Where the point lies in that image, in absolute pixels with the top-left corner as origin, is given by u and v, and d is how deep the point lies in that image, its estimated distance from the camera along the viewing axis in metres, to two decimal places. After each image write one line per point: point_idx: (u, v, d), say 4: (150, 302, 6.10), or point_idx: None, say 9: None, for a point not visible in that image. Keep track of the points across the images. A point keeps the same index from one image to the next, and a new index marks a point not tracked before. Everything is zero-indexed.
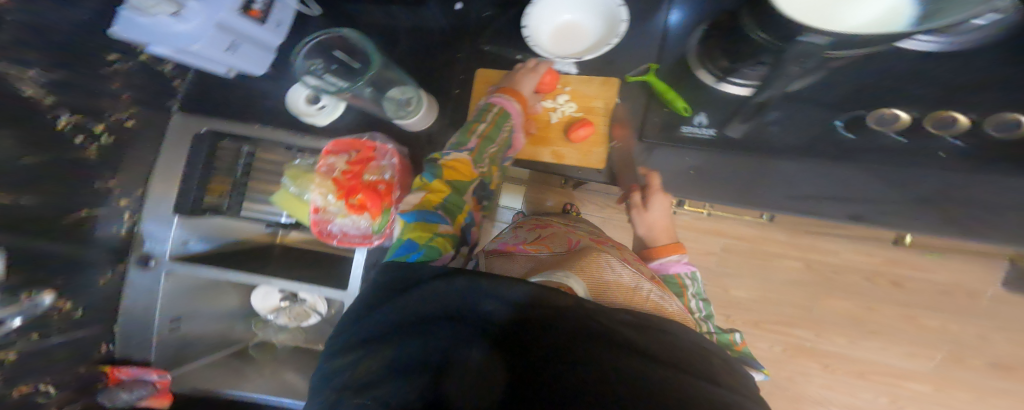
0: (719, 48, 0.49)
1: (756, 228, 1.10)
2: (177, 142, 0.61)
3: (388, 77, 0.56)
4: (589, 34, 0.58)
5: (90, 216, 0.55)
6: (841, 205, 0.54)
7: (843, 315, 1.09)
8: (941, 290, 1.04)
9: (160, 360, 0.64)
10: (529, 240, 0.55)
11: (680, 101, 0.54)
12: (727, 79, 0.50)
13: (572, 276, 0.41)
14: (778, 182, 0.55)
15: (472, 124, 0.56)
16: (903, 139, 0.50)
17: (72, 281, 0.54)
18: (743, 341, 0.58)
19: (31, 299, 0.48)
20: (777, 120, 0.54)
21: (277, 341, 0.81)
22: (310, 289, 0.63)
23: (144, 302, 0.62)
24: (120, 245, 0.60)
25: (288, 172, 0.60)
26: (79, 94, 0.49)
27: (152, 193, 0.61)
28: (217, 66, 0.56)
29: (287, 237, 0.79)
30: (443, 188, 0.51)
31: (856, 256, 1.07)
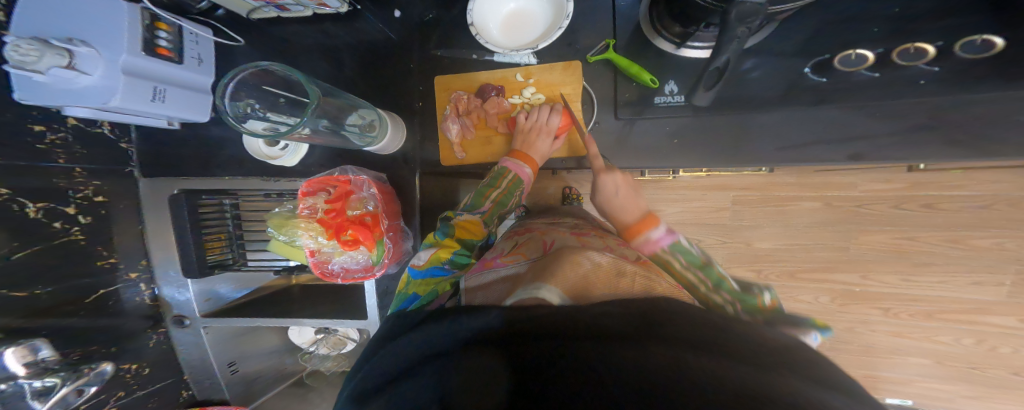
0: (664, 13, 0.44)
1: (761, 175, 1.01)
2: (158, 206, 0.60)
3: (337, 105, 0.52)
4: (538, 21, 0.54)
5: (110, 292, 0.56)
6: (840, 145, 0.46)
7: (886, 252, 0.99)
8: (980, 206, 0.92)
9: (234, 397, 0.70)
10: (506, 251, 0.51)
11: (646, 73, 0.48)
12: (686, 44, 0.46)
13: (545, 286, 0.36)
14: (761, 134, 0.48)
15: (486, 188, 0.56)
16: (875, 75, 0.42)
17: (123, 347, 0.57)
18: (771, 298, 0.43)
19: (94, 369, 0.49)
20: (756, 71, 0.46)
21: (325, 369, 0.80)
22: (335, 323, 0.63)
23: (197, 355, 0.66)
24: (150, 312, 0.62)
25: (272, 221, 0.58)
26: (34, 181, 0.47)
27: (156, 259, 0.61)
28: (156, 120, 0.54)
29: (303, 276, 0.78)
30: (452, 243, 0.51)
31: (875, 184, 0.96)
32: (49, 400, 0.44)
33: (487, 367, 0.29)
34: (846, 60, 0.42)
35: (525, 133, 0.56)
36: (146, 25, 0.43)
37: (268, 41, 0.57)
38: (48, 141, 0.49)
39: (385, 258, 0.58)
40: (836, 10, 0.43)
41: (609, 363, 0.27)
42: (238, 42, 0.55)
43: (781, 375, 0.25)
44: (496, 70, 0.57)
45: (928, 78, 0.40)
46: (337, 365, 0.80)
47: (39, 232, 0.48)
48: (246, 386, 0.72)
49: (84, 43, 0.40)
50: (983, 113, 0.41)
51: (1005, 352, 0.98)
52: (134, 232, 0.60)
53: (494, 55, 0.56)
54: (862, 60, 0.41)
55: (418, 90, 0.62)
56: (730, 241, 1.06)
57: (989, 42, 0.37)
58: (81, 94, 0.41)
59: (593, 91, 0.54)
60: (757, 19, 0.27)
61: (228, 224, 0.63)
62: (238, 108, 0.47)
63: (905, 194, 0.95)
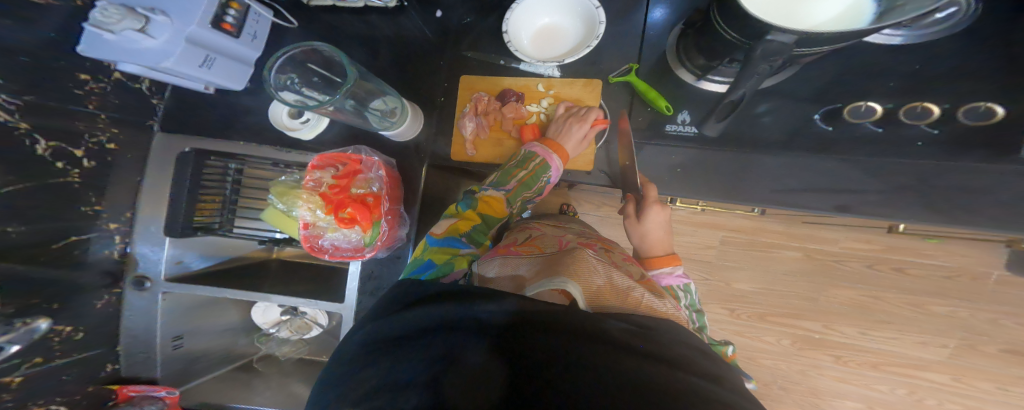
0: (692, 44, 0.49)
1: (750, 220, 1.09)
2: (161, 162, 0.59)
3: (369, 89, 0.54)
4: (569, 36, 0.58)
5: (79, 241, 0.53)
6: (829, 196, 0.52)
7: (849, 306, 1.08)
8: (945, 275, 1.03)
9: (166, 377, 0.66)
10: (520, 241, 0.54)
11: (662, 100, 0.52)
12: (706, 77, 0.51)
13: (570, 283, 0.39)
14: (761, 177, 0.54)
15: (513, 170, 0.57)
16: (880, 129, 0.49)
17: (72, 304, 0.53)
18: (733, 353, 0.56)
19: (28, 325, 0.46)
20: (768, 111, 0.53)
21: (280, 354, 0.80)
22: (310, 303, 0.62)
23: (143, 324, 0.62)
24: (112, 269, 0.59)
25: (276, 189, 0.60)
26: (60, 118, 0.47)
27: (142, 214, 0.59)
28: (192, 82, 0.56)
29: (284, 251, 0.78)
30: (474, 216, 0.55)
31: (857, 244, 1.06)
32: None
33: (485, 363, 0.31)
34: (856, 112, 0.49)
35: (562, 121, 0.57)
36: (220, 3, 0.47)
37: (318, 25, 0.61)
38: (88, 88, 0.50)
39: (378, 240, 0.60)
40: (811, 81, 0.51)
41: (614, 371, 0.29)
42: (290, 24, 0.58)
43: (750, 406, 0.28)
44: (520, 77, 0.61)
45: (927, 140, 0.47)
46: (293, 350, 0.81)
47: (46, 170, 0.47)
48: (184, 365, 0.68)
49: (162, 13, 0.43)
50: (945, 183, 0.48)
51: (932, 404, 1.06)
52: (132, 186, 0.58)
53: (520, 63, 0.61)
54: (870, 112, 0.48)
55: (443, 87, 0.65)
56: (712, 279, 1.13)
57: (992, 111, 0.43)
58: (140, 53, 0.44)
59: (610, 109, 0.59)
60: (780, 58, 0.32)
61: (225, 188, 0.64)
62: (280, 79, 0.50)
63: (880, 255, 1.06)
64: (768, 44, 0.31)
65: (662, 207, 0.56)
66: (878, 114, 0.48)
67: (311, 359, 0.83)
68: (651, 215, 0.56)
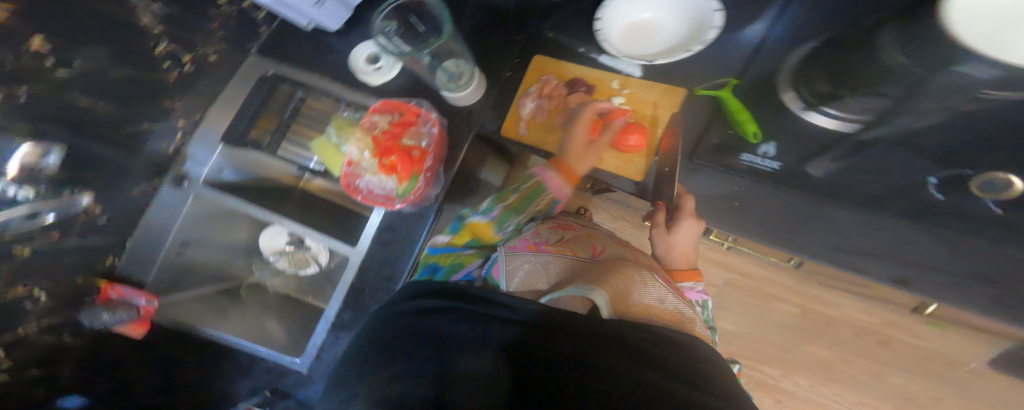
0: (818, 70, 0.51)
1: (764, 269, 1.05)
2: (243, 80, 0.64)
3: (450, 49, 0.58)
4: (666, 37, 0.57)
5: (149, 130, 0.57)
6: (892, 267, 0.52)
7: (815, 362, 1.06)
8: (926, 357, 0.99)
9: (154, 284, 0.64)
10: (552, 240, 0.56)
11: (752, 126, 0.53)
12: (819, 107, 0.52)
13: (596, 289, 0.41)
14: (832, 231, 0.54)
15: (505, 192, 0.58)
16: (942, 196, 0.50)
17: (109, 184, 0.54)
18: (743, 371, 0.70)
19: (71, 198, 0.50)
20: (837, 163, 0.53)
21: (270, 284, 0.85)
22: (320, 237, 0.67)
23: (161, 222, 0.63)
24: (160, 163, 0.61)
25: (334, 122, 0.63)
26: (179, 25, 0.54)
27: (208, 118, 0.63)
28: (299, 17, 0.64)
29: (311, 183, 0.79)
30: (467, 234, 0.57)
31: (857, 313, 1.01)
32: None
33: (496, 368, 0.34)
34: (990, 185, 0.48)
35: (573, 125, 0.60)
36: None
37: None
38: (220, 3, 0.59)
39: (411, 195, 0.63)
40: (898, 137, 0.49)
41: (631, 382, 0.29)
42: None
43: None
44: (597, 69, 0.62)
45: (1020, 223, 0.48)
46: (282, 285, 0.85)
47: (153, 65, 0.53)
48: (176, 275, 0.67)
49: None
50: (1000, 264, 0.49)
51: None
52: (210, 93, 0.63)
53: (602, 55, 0.63)
54: (1011, 186, 0.47)
55: (512, 62, 0.65)
56: None
57: None
58: None
59: (682, 122, 0.58)
60: None
61: (283, 113, 0.66)
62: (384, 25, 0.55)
63: (880, 329, 1.01)
64: None
65: (693, 219, 0.56)
66: (1017, 190, 0.47)
67: (295, 296, 0.85)
68: (682, 226, 0.56)
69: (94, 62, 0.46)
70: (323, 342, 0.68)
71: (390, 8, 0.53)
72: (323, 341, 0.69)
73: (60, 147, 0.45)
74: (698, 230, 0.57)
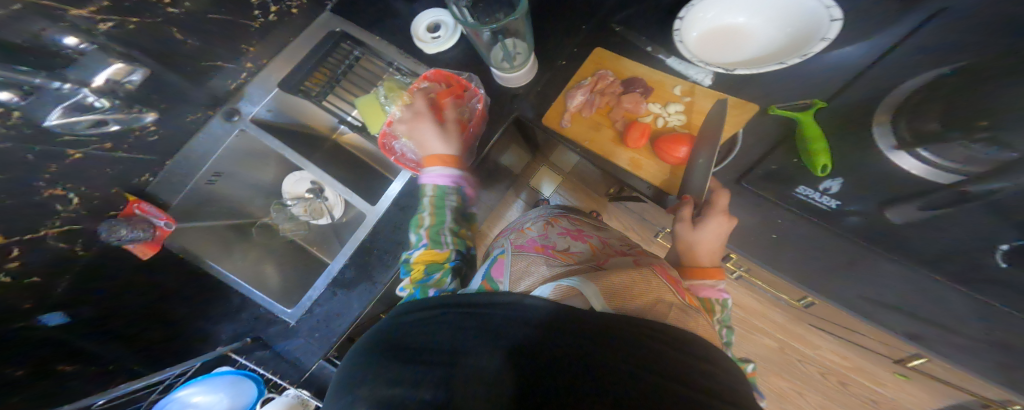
0: (934, 105, 0.47)
1: (760, 301, 1.01)
2: (313, 32, 0.69)
3: (515, 28, 0.56)
4: (758, 45, 0.54)
5: (215, 65, 0.65)
6: (901, 319, 0.49)
7: (771, 392, 1.02)
8: (874, 400, 0.95)
9: (179, 207, 0.69)
10: (561, 246, 0.52)
11: (824, 159, 0.50)
12: (912, 149, 0.49)
13: (586, 282, 0.38)
14: (861, 282, 0.51)
15: (419, 216, 0.54)
16: (1006, 264, 0.47)
17: (173, 108, 0.63)
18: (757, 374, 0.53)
19: (134, 114, 0.58)
20: (898, 214, 0.50)
21: (283, 228, 0.83)
22: (337, 186, 0.71)
23: (204, 151, 0.69)
24: (220, 96, 0.68)
25: (386, 83, 0.65)
26: None
27: (272, 65, 0.70)
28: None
29: (344, 137, 0.81)
30: (420, 266, 0.48)
31: (832, 355, 0.96)
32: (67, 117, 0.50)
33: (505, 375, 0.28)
34: None
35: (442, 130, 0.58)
36: None
37: None
38: None
39: None
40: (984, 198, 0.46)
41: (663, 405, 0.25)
42: None
43: None
44: (659, 72, 0.61)
45: None
46: (297, 229, 0.84)
47: None
48: (200, 201, 0.72)
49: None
50: None
51: None
52: (282, 41, 0.70)
53: (671, 58, 0.61)
54: None
55: (569, 52, 0.64)
56: None
57: None
58: None
59: (738, 142, 0.57)
60: None
61: (339, 68, 0.69)
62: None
63: (845, 371, 0.96)
64: None
65: (725, 217, 0.50)
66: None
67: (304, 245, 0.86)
68: (710, 224, 0.49)
69: None
70: (318, 296, 0.65)
71: None
72: (320, 295, 0.65)
73: (144, 71, 0.57)
74: (728, 226, 0.50)
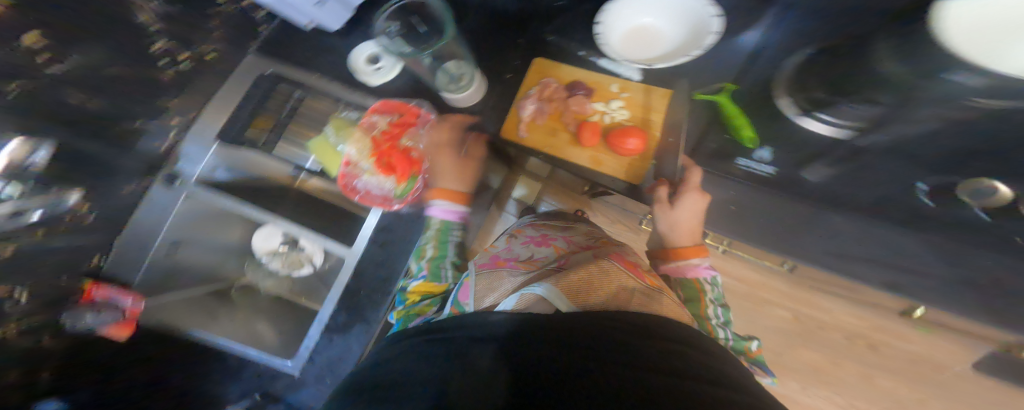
0: (813, 73, 0.52)
1: (760, 274, 1.03)
2: (242, 78, 0.64)
3: (450, 50, 0.57)
4: (666, 42, 0.57)
5: (141, 128, 0.57)
6: (885, 272, 0.55)
7: (810, 368, 1.03)
8: (908, 358, 0.97)
9: (142, 285, 0.63)
10: (522, 257, 0.55)
11: (749, 135, 0.56)
12: (814, 113, 0.52)
13: (546, 283, 0.42)
14: (821, 235, 0.57)
15: (420, 248, 0.59)
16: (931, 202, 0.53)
17: (103, 183, 0.55)
18: (758, 348, 0.53)
19: (59, 196, 0.49)
20: (825, 175, 0.56)
21: (263, 286, 0.83)
22: (314, 238, 0.67)
23: (152, 222, 0.62)
24: (153, 160, 0.61)
25: (334, 122, 0.62)
26: (182, 26, 0.56)
27: (203, 117, 0.62)
28: (300, 16, 0.63)
29: (306, 183, 0.77)
30: (417, 295, 0.56)
31: (850, 318, 0.99)
32: None
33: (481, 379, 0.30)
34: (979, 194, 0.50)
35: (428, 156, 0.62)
36: None
37: None
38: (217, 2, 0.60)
39: (409, 195, 0.65)
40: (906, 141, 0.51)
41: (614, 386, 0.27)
42: None
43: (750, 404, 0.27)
44: (595, 74, 0.64)
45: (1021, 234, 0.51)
46: (276, 286, 0.83)
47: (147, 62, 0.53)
48: (167, 275, 0.66)
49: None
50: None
51: None
52: (205, 91, 0.62)
53: (600, 58, 0.64)
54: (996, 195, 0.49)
55: (513, 64, 0.66)
56: None
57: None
58: None
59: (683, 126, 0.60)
60: None
61: (282, 112, 0.67)
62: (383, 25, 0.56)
63: (868, 333, 0.99)
64: None
65: (698, 195, 0.54)
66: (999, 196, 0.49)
67: (288, 298, 0.84)
68: (688, 201, 0.53)
69: (87, 56, 0.46)
70: (316, 344, 0.70)
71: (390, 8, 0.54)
72: (317, 342, 0.71)
73: (52, 144, 0.45)
74: (702, 205, 0.54)
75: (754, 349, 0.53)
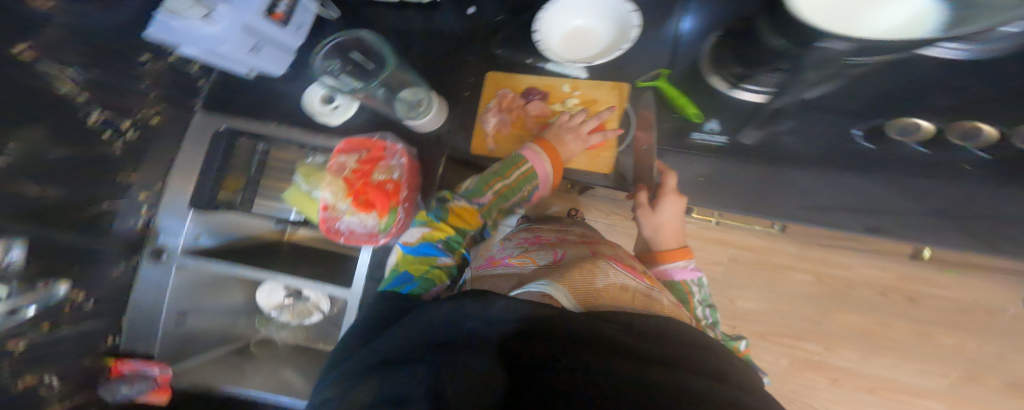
0: (727, 52, 0.50)
1: (763, 239, 1.08)
2: (197, 140, 0.63)
3: (402, 79, 0.59)
4: (601, 39, 0.58)
5: (111, 209, 0.56)
6: (862, 217, 0.58)
7: (855, 331, 1.07)
8: (957, 307, 1.03)
9: (162, 353, 0.62)
10: (517, 252, 0.57)
11: (693, 108, 0.57)
12: (740, 86, 0.52)
13: (554, 284, 0.42)
14: (790, 193, 0.59)
15: (491, 178, 0.61)
16: (870, 146, 0.55)
17: (87, 270, 0.55)
18: (747, 348, 0.57)
19: (48, 287, 0.49)
20: (789, 129, 0.57)
21: (278, 338, 0.79)
22: (315, 286, 0.63)
23: (151, 299, 0.62)
24: (134, 240, 0.61)
25: (300, 170, 0.64)
26: (110, 92, 0.52)
27: (170, 187, 0.62)
28: (239, 67, 0.59)
29: (296, 234, 0.78)
30: (445, 228, 0.62)
31: (871, 271, 1.05)
32: None
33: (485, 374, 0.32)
34: (906, 130, 0.51)
35: (555, 129, 0.60)
36: None
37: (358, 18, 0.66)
38: (145, 63, 0.57)
39: (394, 227, 0.63)
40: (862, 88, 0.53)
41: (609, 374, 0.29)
42: (330, 15, 0.65)
43: (743, 395, 0.29)
44: (547, 77, 0.64)
45: (977, 165, 0.53)
46: (291, 336, 0.79)
47: (92, 139, 0.51)
48: (183, 341, 0.65)
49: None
50: None
51: None
52: (163, 158, 0.61)
53: (548, 63, 0.65)
54: (920, 130, 0.51)
55: (468, 82, 0.67)
56: (717, 296, 1.12)
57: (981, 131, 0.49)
58: (200, 38, 0.49)
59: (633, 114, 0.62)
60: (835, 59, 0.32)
61: (250, 168, 0.67)
62: (328, 64, 0.55)
63: (894, 283, 1.05)
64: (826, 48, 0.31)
65: (678, 196, 0.57)
66: (924, 132, 0.51)
67: (307, 345, 0.80)
68: (666, 205, 0.57)
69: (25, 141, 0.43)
70: None
71: (328, 47, 0.53)
72: None
73: (24, 241, 0.45)
74: (681, 205, 0.58)
75: (743, 348, 0.58)
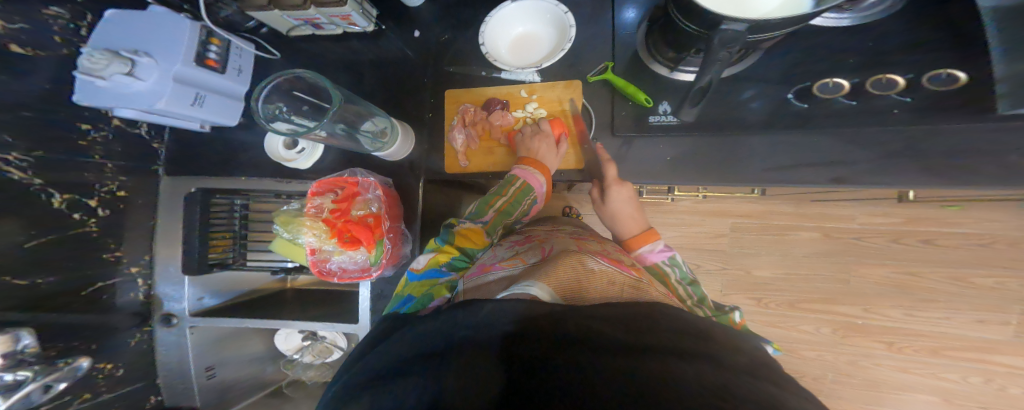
0: (659, 39, 0.51)
1: (758, 203, 1.09)
2: (172, 204, 0.62)
3: (355, 111, 0.57)
4: (544, 42, 0.62)
5: (108, 286, 0.57)
6: (823, 169, 0.51)
7: (887, 286, 1.05)
8: (980, 243, 1.00)
9: (204, 406, 0.66)
10: (505, 256, 0.53)
11: (641, 93, 0.54)
12: (679, 69, 0.52)
13: (536, 283, 0.38)
14: (751, 157, 0.54)
15: (491, 198, 0.59)
16: (854, 102, 0.48)
17: (107, 344, 0.56)
18: (742, 319, 0.54)
19: (70, 364, 0.48)
20: (754, 97, 0.52)
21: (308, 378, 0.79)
22: (324, 326, 0.61)
23: (177, 358, 0.64)
24: (140, 310, 0.61)
25: (279, 218, 0.61)
26: (68, 171, 0.51)
27: (159, 255, 0.62)
28: (189, 122, 0.59)
29: (298, 281, 0.79)
30: (452, 249, 0.55)
31: (874, 218, 1.05)
32: (13, 396, 0.42)
33: (484, 382, 0.29)
34: (824, 88, 0.48)
35: (526, 141, 0.60)
36: (201, 41, 0.52)
37: (302, 54, 0.65)
38: (89, 138, 0.53)
39: (383, 258, 0.60)
40: (825, 40, 0.50)
41: (614, 373, 0.27)
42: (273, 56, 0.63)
43: (754, 382, 0.28)
44: (502, 86, 0.64)
45: (900, 107, 0.46)
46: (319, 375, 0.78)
47: (62, 223, 0.51)
48: (221, 394, 0.68)
49: (146, 55, 0.48)
50: None
51: (1016, 392, 1.02)
52: (146, 228, 0.61)
53: (501, 72, 0.64)
54: (839, 87, 0.47)
55: (428, 102, 0.67)
56: (730, 268, 1.12)
57: (953, 76, 0.44)
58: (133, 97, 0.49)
59: (592, 106, 0.60)
60: (736, 45, 0.33)
61: (233, 223, 0.66)
62: (269, 109, 0.55)
63: (904, 228, 1.04)
64: (723, 34, 0.32)
65: (624, 184, 0.57)
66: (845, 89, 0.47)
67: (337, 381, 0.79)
68: (614, 194, 0.57)
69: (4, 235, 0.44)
70: None
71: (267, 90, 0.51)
72: None
73: (32, 329, 0.46)
74: (633, 191, 0.58)
75: (738, 320, 0.54)
